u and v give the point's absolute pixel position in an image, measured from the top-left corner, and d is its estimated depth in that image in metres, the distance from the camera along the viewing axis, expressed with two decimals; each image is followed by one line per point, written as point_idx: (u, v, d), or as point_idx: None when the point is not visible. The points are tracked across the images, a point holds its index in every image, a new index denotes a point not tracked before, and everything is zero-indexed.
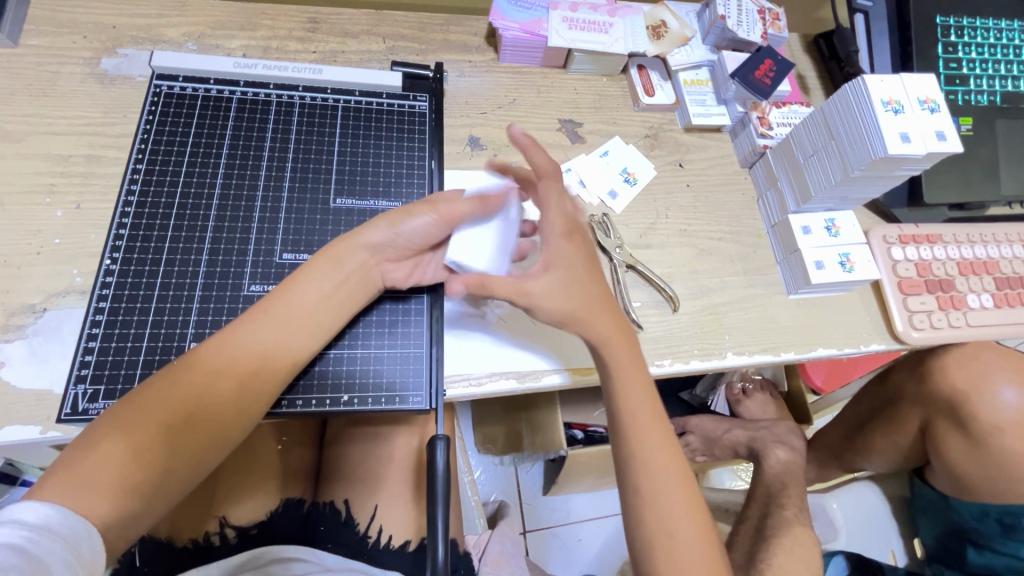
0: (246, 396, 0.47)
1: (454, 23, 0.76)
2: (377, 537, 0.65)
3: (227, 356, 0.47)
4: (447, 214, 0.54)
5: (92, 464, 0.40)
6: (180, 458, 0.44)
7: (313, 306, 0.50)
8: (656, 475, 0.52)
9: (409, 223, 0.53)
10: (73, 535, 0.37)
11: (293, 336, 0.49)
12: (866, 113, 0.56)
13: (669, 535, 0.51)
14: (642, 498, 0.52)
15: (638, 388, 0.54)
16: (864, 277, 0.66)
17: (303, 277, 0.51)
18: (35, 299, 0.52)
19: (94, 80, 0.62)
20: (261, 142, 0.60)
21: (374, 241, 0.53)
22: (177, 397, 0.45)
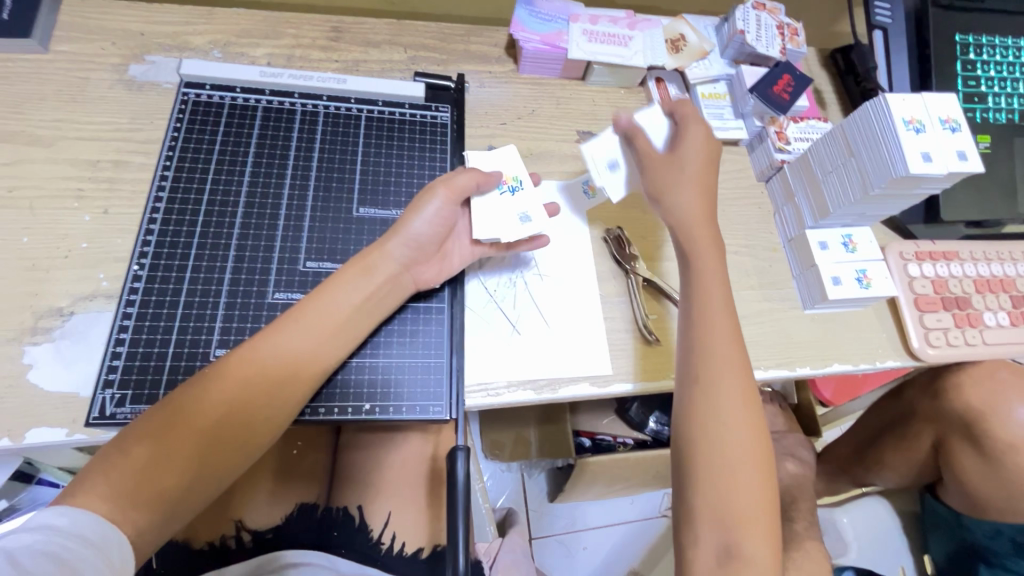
0: (273, 405, 0.48)
1: (475, 33, 0.76)
2: (390, 544, 0.66)
3: (258, 363, 0.47)
4: (453, 190, 0.56)
5: (123, 470, 0.41)
6: (211, 465, 0.45)
7: (341, 314, 0.51)
8: (723, 405, 0.52)
9: (420, 217, 0.55)
10: (102, 541, 0.38)
11: (323, 343, 0.50)
12: (888, 132, 0.57)
13: (727, 463, 0.51)
14: (710, 420, 0.52)
15: (717, 294, 0.56)
16: (880, 294, 0.66)
17: (334, 286, 0.52)
18: (62, 302, 0.53)
19: (122, 86, 0.63)
20: (286, 151, 0.60)
21: (401, 249, 0.54)
22: (207, 405, 0.45)
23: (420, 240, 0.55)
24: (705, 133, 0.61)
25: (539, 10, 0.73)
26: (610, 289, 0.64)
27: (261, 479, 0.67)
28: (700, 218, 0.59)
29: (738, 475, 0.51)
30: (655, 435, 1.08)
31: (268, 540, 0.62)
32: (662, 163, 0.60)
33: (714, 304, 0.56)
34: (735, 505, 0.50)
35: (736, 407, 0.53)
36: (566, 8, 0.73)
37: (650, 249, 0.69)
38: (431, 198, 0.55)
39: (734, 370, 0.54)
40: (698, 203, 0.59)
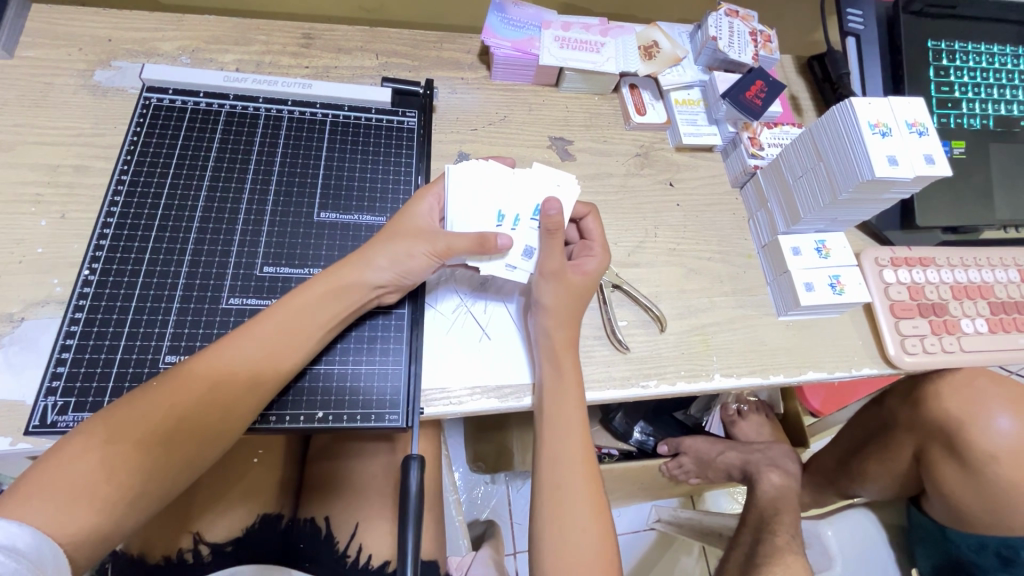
0: (224, 420, 0.46)
1: (447, 40, 0.77)
2: (356, 557, 0.64)
3: (211, 373, 0.46)
4: (444, 251, 0.53)
5: (60, 481, 0.40)
6: (158, 475, 0.44)
7: (301, 327, 0.50)
8: (561, 424, 0.54)
9: (404, 259, 0.53)
10: (38, 556, 0.37)
11: (282, 351, 0.49)
12: (853, 135, 0.56)
13: (557, 470, 0.53)
14: (550, 431, 0.54)
15: (569, 366, 0.55)
16: (854, 300, 0.65)
17: (294, 301, 0.50)
18: (13, 308, 0.52)
19: (87, 91, 0.63)
20: (247, 156, 0.60)
21: (374, 276, 0.53)
22: (155, 414, 0.44)
23: (396, 275, 0.54)
24: (598, 267, 0.58)
25: (510, 17, 0.73)
26: None
27: (222, 491, 0.65)
28: (562, 306, 0.56)
29: (567, 477, 0.53)
30: (639, 446, 1.13)
31: (226, 553, 0.61)
32: (558, 268, 0.56)
33: (569, 371, 0.55)
34: (566, 560, 0.51)
35: (566, 421, 0.54)
36: (538, 14, 0.73)
37: (621, 255, 0.68)
38: (418, 248, 0.53)
39: (570, 389, 0.54)
40: (564, 296, 0.56)
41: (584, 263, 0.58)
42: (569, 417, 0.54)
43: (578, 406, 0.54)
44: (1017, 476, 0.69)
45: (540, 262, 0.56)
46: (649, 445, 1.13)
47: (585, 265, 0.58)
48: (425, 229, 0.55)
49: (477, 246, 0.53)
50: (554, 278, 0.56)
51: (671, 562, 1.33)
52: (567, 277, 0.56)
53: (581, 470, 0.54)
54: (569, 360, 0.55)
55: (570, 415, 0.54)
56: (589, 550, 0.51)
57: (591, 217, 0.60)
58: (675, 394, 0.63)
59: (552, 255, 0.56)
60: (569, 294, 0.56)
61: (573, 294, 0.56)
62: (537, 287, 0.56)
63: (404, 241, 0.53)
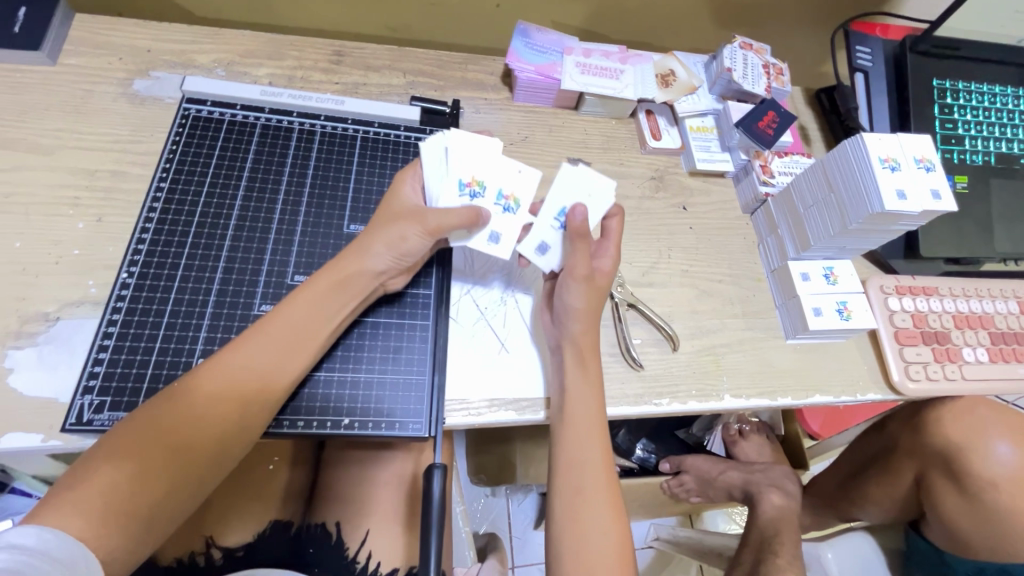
0: (243, 419, 0.48)
1: (472, 62, 0.79)
2: (365, 563, 0.65)
3: (227, 377, 0.47)
4: (435, 228, 0.55)
5: (89, 487, 0.41)
6: (182, 479, 0.45)
7: (313, 325, 0.52)
8: (583, 426, 0.55)
9: (399, 241, 0.54)
10: (70, 560, 0.38)
11: (294, 349, 0.50)
12: (864, 169, 0.59)
13: (577, 475, 0.54)
14: (572, 435, 0.54)
15: (591, 367, 0.56)
16: (861, 326, 0.67)
17: (307, 298, 0.52)
18: (49, 307, 0.53)
19: (125, 100, 0.65)
20: (280, 167, 0.62)
21: (375, 264, 0.54)
22: (174, 421, 0.45)
23: (396, 259, 0.55)
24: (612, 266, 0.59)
25: (534, 42, 0.76)
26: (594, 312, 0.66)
27: (233, 496, 0.65)
28: (587, 308, 0.56)
29: (588, 482, 0.53)
30: (641, 463, 1.14)
31: (238, 558, 0.62)
32: (586, 272, 0.56)
33: (591, 371, 0.56)
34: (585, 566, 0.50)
35: (585, 425, 0.54)
36: (560, 40, 0.76)
37: (636, 274, 0.70)
38: (410, 227, 0.54)
39: (593, 391, 0.56)
40: (591, 297, 0.57)
41: (600, 262, 0.59)
42: (585, 420, 0.55)
43: (598, 409, 0.55)
44: (1016, 504, 0.70)
45: (568, 264, 0.57)
46: (651, 462, 1.14)
47: (603, 265, 0.59)
48: (410, 210, 0.56)
49: (466, 220, 0.55)
50: (584, 283, 0.56)
51: None
52: (594, 281, 0.57)
53: (602, 475, 0.54)
54: (593, 363, 0.57)
55: (587, 417, 0.55)
56: (606, 555, 0.51)
57: (616, 219, 0.60)
58: (686, 413, 0.64)
59: (581, 258, 0.56)
60: (594, 296, 0.57)
61: (597, 297, 0.57)
62: (565, 289, 0.56)
63: (397, 224, 0.55)
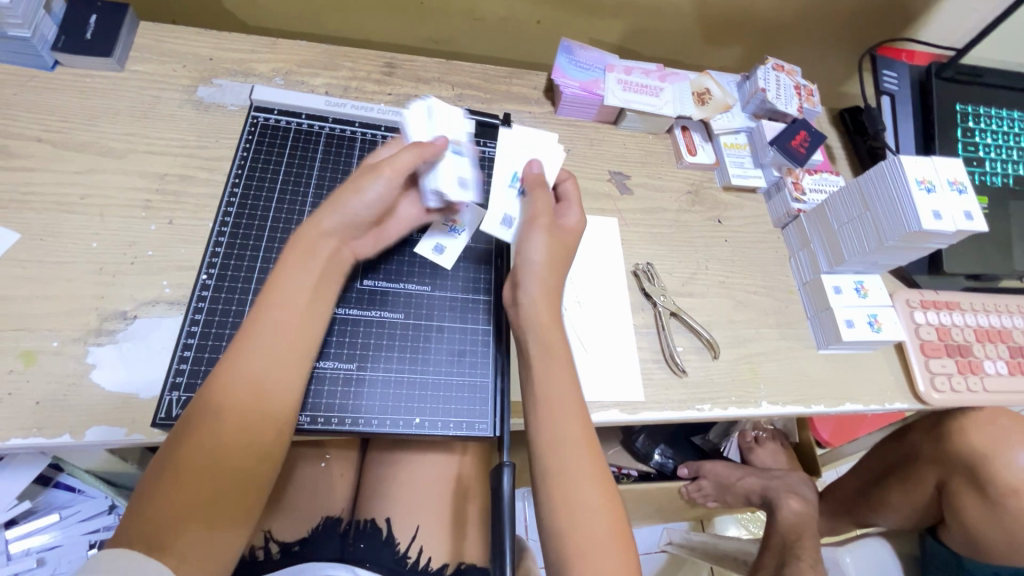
0: (260, 410, 0.47)
1: (516, 76, 0.82)
2: (417, 558, 0.66)
3: (232, 377, 0.46)
4: (394, 172, 0.52)
5: (143, 517, 0.41)
6: (229, 492, 0.44)
7: (298, 302, 0.50)
8: (556, 401, 0.52)
9: (359, 199, 0.52)
10: None
11: (284, 333, 0.49)
12: (902, 189, 0.62)
13: (559, 457, 0.50)
14: (551, 426, 0.51)
15: (553, 337, 0.54)
16: (890, 338, 0.70)
17: (283, 276, 0.50)
18: (126, 306, 0.55)
19: (191, 106, 0.67)
20: (346, 175, 0.64)
21: (334, 223, 0.52)
22: (195, 440, 0.44)
23: (362, 214, 0.53)
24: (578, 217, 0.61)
25: (577, 58, 0.79)
26: (639, 320, 0.69)
27: (286, 492, 0.68)
28: (551, 265, 0.57)
29: (571, 459, 0.50)
30: (659, 468, 1.16)
31: (294, 552, 0.64)
32: (547, 215, 0.58)
33: (555, 340, 0.54)
34: (586, 555, 0.47)
35: (559, 403, 0.52)
36: (603, 58, 0.79)
37: (676, 284, 0.73)
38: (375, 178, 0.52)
39: (562, 364, 0.54)
40: (555, 249, 0.57)
41: (566, 217, 0.61)
42: (560, 396, 0.52)
43: (566, 388, 0.53)
44: None
45: (528, 214, 0.59)
46: (670, 468, 1.15)
47: (568, 219, 0.61)
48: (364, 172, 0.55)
49: (419, 151, 0.53)
50: (546, 232, 0.57)
51: None
52: (554, 231, 0.58)
53: (586, 453, 0.51)
54: (556, 332, 0.55)
55: (560, 392, 0.52)
56: (604, 542, 0.48)
57: (570, 181, 0.63)
58: (726, 418, 0.67)
59: (540, 204, 0.59)
60: (558, 244, 0.58)
61: (558, 249, 0.58)
62: (527, 241, 0.57)
63: (357, 179, 0.53)
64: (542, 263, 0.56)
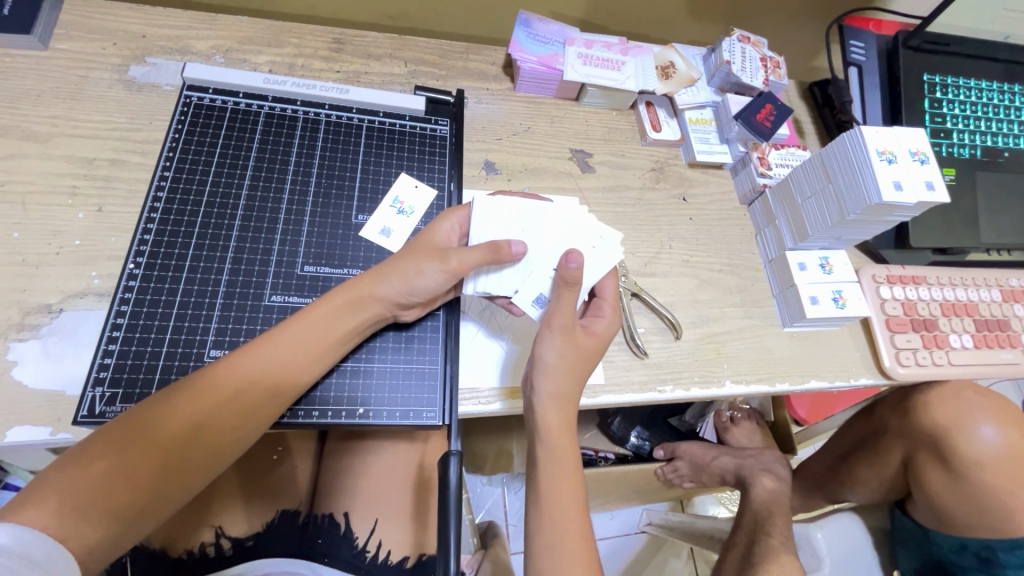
0: (245, 421, 0.47)
1: (473, 52, 0.79)
2: (375, 552, 0.65)
3: (236, 380, 0.47)
4: (458, 267, 0.52)
5: (80, 481, 0.40)
6: (173, 482, 0.44)
7: (322, 337, 0.51)
8: (561, 509, 0.49)
9: (420, 281, 0.52)
10: (49, 563, 0.37)
11: (303, 362, 0.50)
12: (862, 161, 0.60)
13: (555, 564, 0.47)
14: (551, 541, 0.48)
15: (566, 443, 0.52)
16: (855, 314, 0.69)
17: (318, 312, 0.51)
18: (51, 299, 0.52)
19: (122, 86, 0.64)
20: (286, 157, 0.62)
21: (387, 293, 0.52)
22: (176, 421, 0.44)
23: (406, 294, 0.53)
24: (605, 327, 0.55)
25: (536, 32, 0.75)
26: None
27: (236, 488, 0.65)
28: (566, 372, 0.52)
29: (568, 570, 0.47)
30: (636, 451, 1.15)
31: (247, 548, 0.62)
32: (567, 323, 0.52)
33: (565, 446, 0.51)
34: None
35: (564, 511, 0.49)
36: (562, 31, 0.76)
37: (639, 265, 0.71)
38: (430, 266, 0.52)
39: (569, 470, 0.51)
40: (571, 358, 0.52)
41: (594, 323, 0.55)
42: (563, 500, 0.49)
43: (574, 492, 0.50)
44: (998, 482, 0.74)
45: (549, 312, 0.54)
46: (646, 450, 1.15)
47: (595, 327, 0.55)
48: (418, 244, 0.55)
49: (489, 254, 0.53)
50: (563, 334, 0.52)
51: (660, 566, 1.35)
52: (576, 335, 0.52)
53: (583, 565, 0.47)
54: (568, 441, 0.52)
55: (568, 498, 0.50)
56: None
57: (612, 282, 0.58)
58: (688, 399, 0.66)
59: (565, 308, 0.53)
60: (574, 350, 0.52)
61: (580, 354, 0.53)
62: (543, 341, 0.52)
63: (420, 260, 0.53)
64: (553, 368, 0.51)
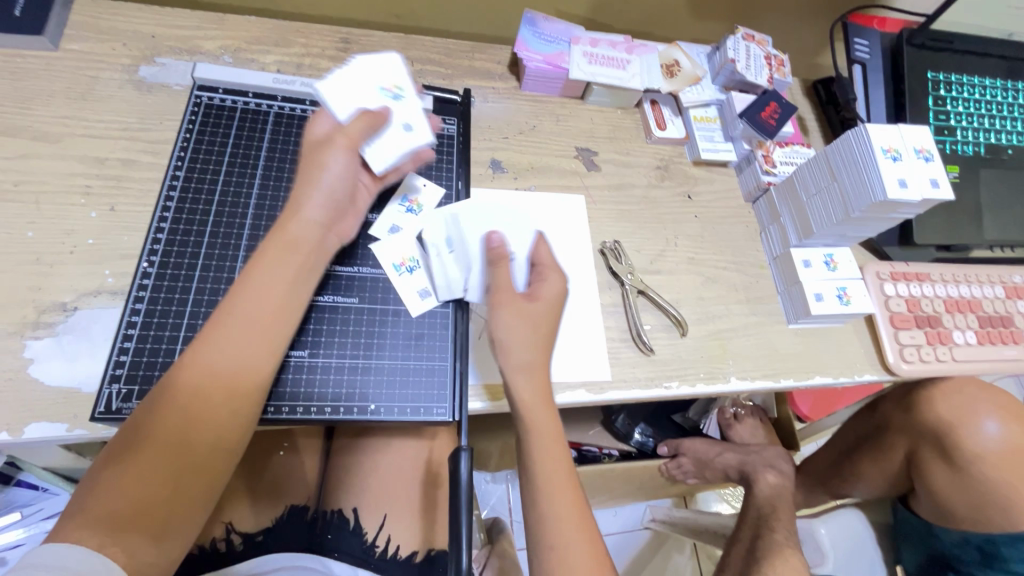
0: (237, 405, 0.46)
1: (479, 51, 0.80)
2: (384, 547, 0.65)
3: (208, 368, 0.45)
4: (350, 139, 0.53)
5: (97, 498, 0.41)
6: (188, 480, 0.44)
7: (274, 300, 0.48)
8: (552, 480, 0.51)
9: (336, 175, 0.53)
10: None
11: (265, 331, 0.48)
12: (867, 159, 0.61)
13: (550, 532, 0.49)
14: (546, 507, 0.50)
15: (545, 416, 0.52)
16: (860, 310, 0.70)
17: (259, 268, 0.49)
18: (66, 297, 0.53)
19: (132, 86, 0.64)
20: (296, 155, 0.62)
21: (315, 216, 0.52)
22: (170, 420, 0.44)
23: (330, 200, 0.53)
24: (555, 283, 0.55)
25: (541, 31, 0.76)
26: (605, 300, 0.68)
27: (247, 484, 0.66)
28: (521, 344, 0.52)
29: (563, 536, 0.49)
30: (639, 447, 1.15)
31: (258, 542, 0.62)
32: (508, 294, 0.53)
33: (543, 420, 0.51)
34: None
35: (557, 482, 0.51)
36: (568, 30, 0.76)
37: (644, 262, 0.72)
38: (332, 155, 0.52)
39: (554, 443, 0.52)
40: (518, 329, 0.52)
41: (536, 288, 0.55)
42: (551, 471, 0.51)
43: (559, 464, 0.51)
44: (1001, 476, 0.75)
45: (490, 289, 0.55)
46: (650, 446, 1.15)
47: (540, 290, 0.55)
48: (331, 140, 0.53)
49: (364, 127, 0.54)
50: (508, 308, 0.53)
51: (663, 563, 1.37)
52: (519, 305, 0.53)
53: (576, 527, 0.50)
54: (546, 411, 0.52)
55: (555, 467, 0.51)
56: None
57: (580, 245, 0.61)
58: (694, 395, 0.66)
59: (502, 278, 0.54)
60: (524, 321, 0.53)
61: (532, 321, 0.53)
62: (493, 320, 0.53)
63: (321, 157, 0.52)
64: (512, 342, 0.52)
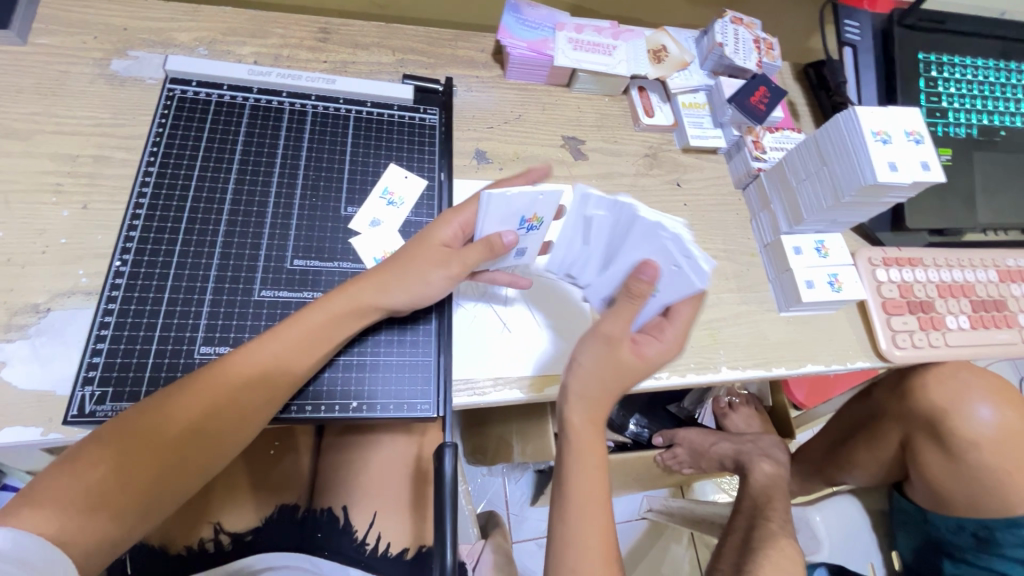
0: (240, 422, 0.47)
1: (462, 38, 0.78)
2: (374, 545, 0.64)
3: (232, 380, 0.46)
4: (462, 270, 0.53)
5: (73, 479, 0.40)
6: (167, 484, 0.44)
7: (319, 337, 0.50)
8: (587, 506, 0.49)
9: (428, 288, 0.53)
10: (46, 565, 0.37)
11: (301, 362, 0.49)
12: (856, 142, 0.60)
13: (576, 554, 0.48)
14: (572, 533, 0.49)
15: (594, 441, 0.52)
16: (852, 297, 0.69)
17: (313, 312, 0.50)
18: (39, 298, 0.51)
19: (104, 81, 0.62)
20: (273, 150, 0.61)
21: (394, 302, 0.53)
22: (175, 420, 0.44)
23: (412, 301, 0.53)
24: (659, 348, 0.53)
25: (525, 17, 0.74)
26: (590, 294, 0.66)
27: (237, 485, 0.65)
28: (605, 377, 0.51)
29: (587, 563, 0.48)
30: (634, 438, 1.15)
31: (246, 542, 0.61)
32: (617, 330, 0.51)
33: (592, 442, 0.51)
34: None
35: (587, 508, 0.49)
36: (552, 16, 0.75)
37: None
38: (436, 273, 0.52)
39: (598, 472, 0.50)
40: (607, 359, 0.51)
41: (646, 345, 0.53)
42: (590, 496, 0.50)
43: (600, 488, 0.50)
44: (994, 460, 0.75)
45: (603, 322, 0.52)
46: (645, 437, 1.15)
47: (646, 348, 0.52)
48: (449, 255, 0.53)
49: (487, 252, 0.53)
50: (607, 343, 0.51)
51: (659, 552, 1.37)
52: (621, 350, 0.51)
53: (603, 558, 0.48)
54: (597, 437, 0.52)
55: (592, 493, 0.50)
56: None
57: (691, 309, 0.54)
58: (684, 385, 0.66)
59: (619, 318, 0.51)
60: (611, 360, 0.50)
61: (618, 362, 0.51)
62: (585, 343, 0.52)
63: (426, 265, 0.52)
64: (592, 370, 0.51)
